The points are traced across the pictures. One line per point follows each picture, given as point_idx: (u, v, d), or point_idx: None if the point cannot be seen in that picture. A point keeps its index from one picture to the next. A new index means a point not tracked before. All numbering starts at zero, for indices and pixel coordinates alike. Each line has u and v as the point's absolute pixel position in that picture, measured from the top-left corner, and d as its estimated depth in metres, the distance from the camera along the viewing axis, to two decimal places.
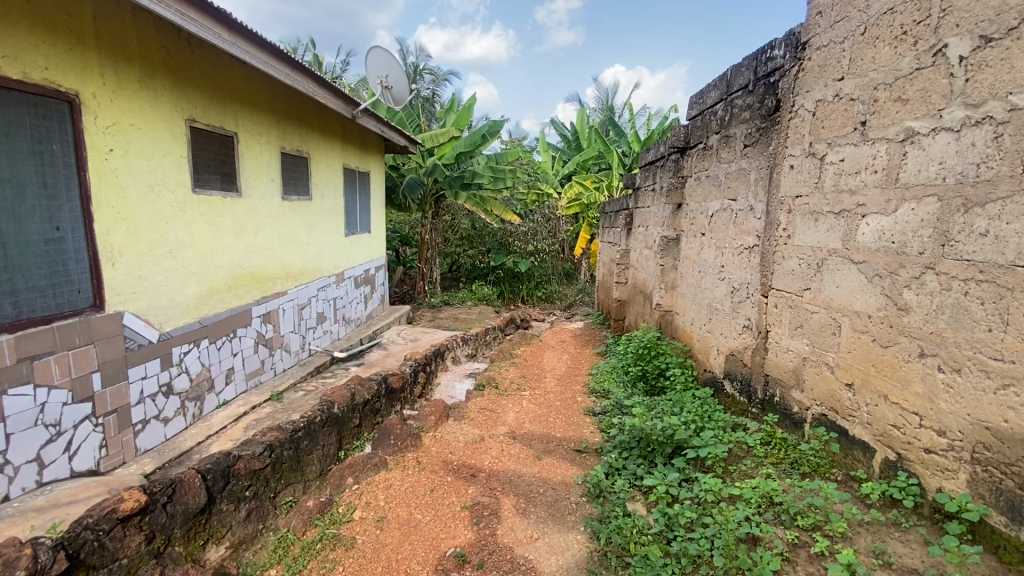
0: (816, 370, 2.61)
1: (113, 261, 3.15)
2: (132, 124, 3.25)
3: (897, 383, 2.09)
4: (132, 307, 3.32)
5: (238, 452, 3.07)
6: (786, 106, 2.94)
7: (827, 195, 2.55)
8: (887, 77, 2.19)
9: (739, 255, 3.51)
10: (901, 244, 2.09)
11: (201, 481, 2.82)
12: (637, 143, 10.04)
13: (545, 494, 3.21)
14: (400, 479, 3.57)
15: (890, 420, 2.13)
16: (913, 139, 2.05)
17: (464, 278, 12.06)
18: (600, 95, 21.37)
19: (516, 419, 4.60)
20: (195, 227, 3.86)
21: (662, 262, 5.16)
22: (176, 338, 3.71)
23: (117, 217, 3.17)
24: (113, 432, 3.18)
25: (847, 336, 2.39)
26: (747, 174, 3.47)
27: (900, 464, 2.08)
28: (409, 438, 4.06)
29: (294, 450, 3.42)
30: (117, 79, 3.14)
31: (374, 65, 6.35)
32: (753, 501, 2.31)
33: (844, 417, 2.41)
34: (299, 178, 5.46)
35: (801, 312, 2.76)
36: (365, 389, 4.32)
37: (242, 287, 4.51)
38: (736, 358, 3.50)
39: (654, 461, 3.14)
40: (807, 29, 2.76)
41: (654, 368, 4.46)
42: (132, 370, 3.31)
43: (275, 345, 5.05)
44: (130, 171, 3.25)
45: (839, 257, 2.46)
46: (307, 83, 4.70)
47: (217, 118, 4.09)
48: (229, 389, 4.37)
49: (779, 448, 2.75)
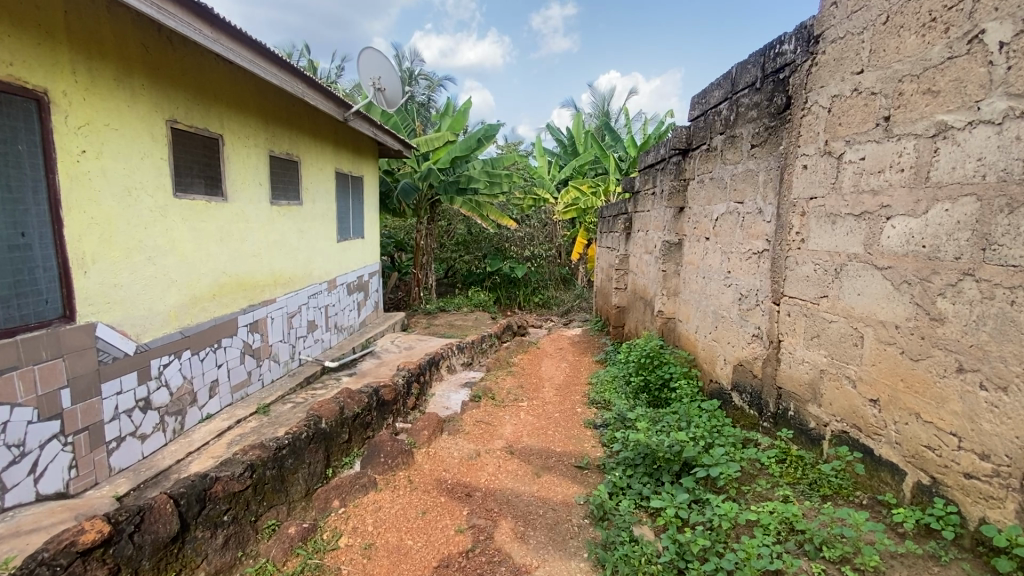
0: (835, 384, 2.44)
1: (85, 268, 2.95)
2: (107, 124, 3.06)
3: (929, 400, 1.92)
4: (105, 318, 3.11)
5: (216, 474, 2.87)
6: (797, 103, 2.78)
7: (846, 196, 2.39)
8: (914, 68, 2.03)
9: (747, 260, 3.35)
10: (933, 248, 1.92)
11: (174, 507, 2.61)
12: (632, 148, 9.86)
13: (545, 516, 3.01)
14: (390, 501, 3.35)
15: (923, 441, 1.95)
16: (945, 134, 1.89)
17: (460, 284, 11.89)
18: (595, 99, 21.21)
19: (513, 432, 4.41)
20: (177, 233, 3.67)
21: (663, 268, 5.01)
22: (155, 350, 3.50)
23: (90, 223, 2.98)
24: (83, 451, 2.97)
25: (871, 348, 2.21)
26: (755, 176, 3.31)
27: (936, 489, 1.91)
28: (400, 455, 3.83)
29: (278, 469, 3.24)
30: (91, 76, 2.95)
31: (366, 66, 6.17)
32: (772, 528, 2.13)
33: (868, 435, 2.23)
34: (288, 182, 5.27)
35: (818, 320, 2.58)
36: (354, 402, 4.14)
37: (227, 296, 4.31)
38: (745, 369, 3.33)
39: (661, 479, 2.95)
40: (820, 21, 2.61)
41: (657, 379, 4.28)
42: (105, 385, 3.11)
43: (263, 355, 4.84)
44: (104, 173, 3.05)
45: (861, 262, 2.28)
46: (297, 85, 4.52)
47: (201, 120, 3.91)
48: (213, 402, 4.16)
49: (795, 467, 2.57)
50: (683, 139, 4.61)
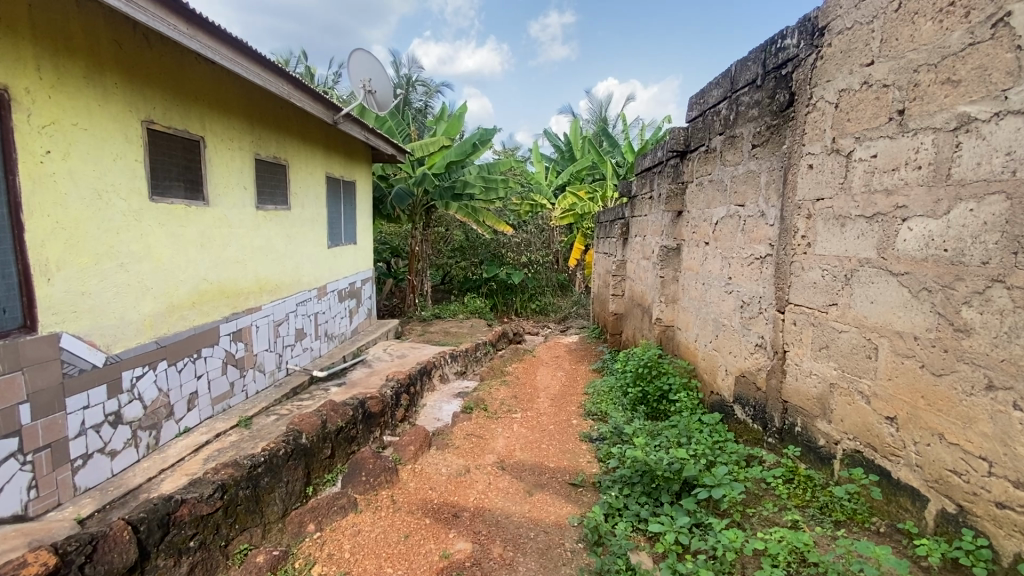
0: (846, 400, 2.26)
1: (48, 275, 2.77)
2: (76, 124, 2.89)
3: (955, 420, 1.75)
4: (73, 328, 2.92)
5: (182, 496, 2.72)
6: (801, 99, 2.62)
7: (856, 196, 2.22)
8: (931, 57, 1.86)
9: (748, 266, 3.19)
10: (957, 252, 1.75)
11: (132, 534, 2.45)
12: (629, 154, 9.75)
13: (536, 541, 2.82)
14: (371, 524, 3.14)
15: (947, 465, 1.78)
16: (968, 126, 1.72)
17: (456, 291, 11.61)
18: (593, 106, 21.25)
19: (505, 447, 4.21)
20: (152, 237, 3.48)
21: (662, 273, 4.83)
22: (128, 362, 3.30)
23: (56, 227, 2.80)
24: (45, 470, 2.76)
25: (885, 360, 2.04)
26: (757, 177, 3.15)
27: (963, 519, 1.72)
28: (383, 473, 3.63)
29: (252, 489, 3.07)
30: (58, 73, 2.77)
31: (356, 68, 5.99)
32: (781, 559, 1.96)
33: (884, 455, 2.06)
34: (275, 187, 5.10)
35: (826, 330, 2.41)
36: (338, 416, 3.96)
37: (208, 304, 4.12)
38: (748, 381, 3.15)
39: (660, 500, 2.77)
40: (825, 12, 2.46)
41: (655, 390, 4.10)
42: (71, 399, 2.90)
43: (246, 365, 4.64)
44: (71, 175, 2.88)
45: (873, 268, 2.11)
46: (283, 87, 4.31)
47: (181, 120, 3.73)
48: (192, 415, 3.95)
49: (803, 488, 2.40)
50: (681, 140, 4.46)
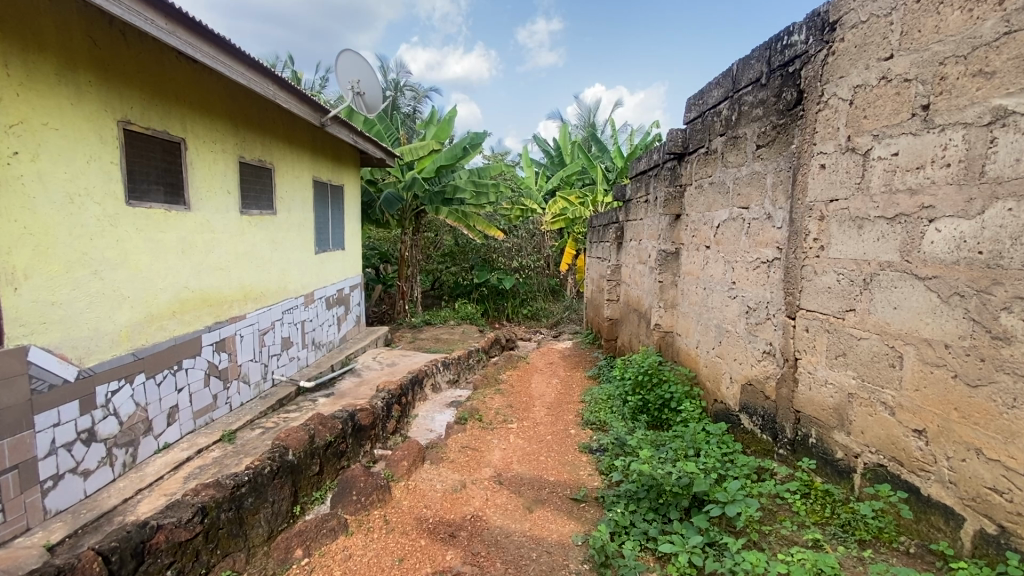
0: (867, 411, 2.15)
1: (15, 285, 2.57)
2: (46, 124, 2.70)
3: (994, 433, 1.64)
4: (42, 341, 2.72)
5: (158, 522, 2.54)
6: (811, 97, 2.50)
7: (875, 197, 2.12)
8: (959, 48, 1.77)
9: (754, 270, 3.07)
10: (993, 255, 1.65)
11: (103, 565, 2.26)
12: (620, 159, 9.70)
13: (538, 562, 2.66)
14: (363, 548, 2.96)
15: (986, 482, 1.67)
16: (1004, 120, 1.62)
17: (446, 296, 11.48)
18: (581, 111, 21.25)
19: (502, 459, 4.05)
20: (130, 242, 3.28)
21: (660, 278, 4.70)
22: (103, 376, 3.10)
23: (22, 233, 2.60)
24: (12, 493, 2.54)
25: (911, 369, 1.93)
26: (762, 178, 3.04)
27: (1006, 541, 1.62)
28: (375, 492, 3.46)
29: (235, 511, 2.89)
30: (27, 71, 2.59)
31: (345, 70, 5.84)
32: None
33: (911, 470, 1.95)
34: (260, 190, 4.91)
35: (843, 337, 2.29)
36: (326, 429, 3.78)
37: (190, 313, 3.92)
38: (755, 390, 3.03)
39: (668, 516, 2.64)
40: (835, 6, 2.35)
41: (656, 399, 3.99)
42: (39, 417, 2.68)
43: (230, 376, 4.42)
44: (41, 177, 2.69)
45: (896, 271, 2.00)
46: (268, 87, 4.13)
47: (160, 121, 3.54)
48: (172, 430, 3.73)
49: (822, 504, 2.28)
50: (679, 142, 4.36)
